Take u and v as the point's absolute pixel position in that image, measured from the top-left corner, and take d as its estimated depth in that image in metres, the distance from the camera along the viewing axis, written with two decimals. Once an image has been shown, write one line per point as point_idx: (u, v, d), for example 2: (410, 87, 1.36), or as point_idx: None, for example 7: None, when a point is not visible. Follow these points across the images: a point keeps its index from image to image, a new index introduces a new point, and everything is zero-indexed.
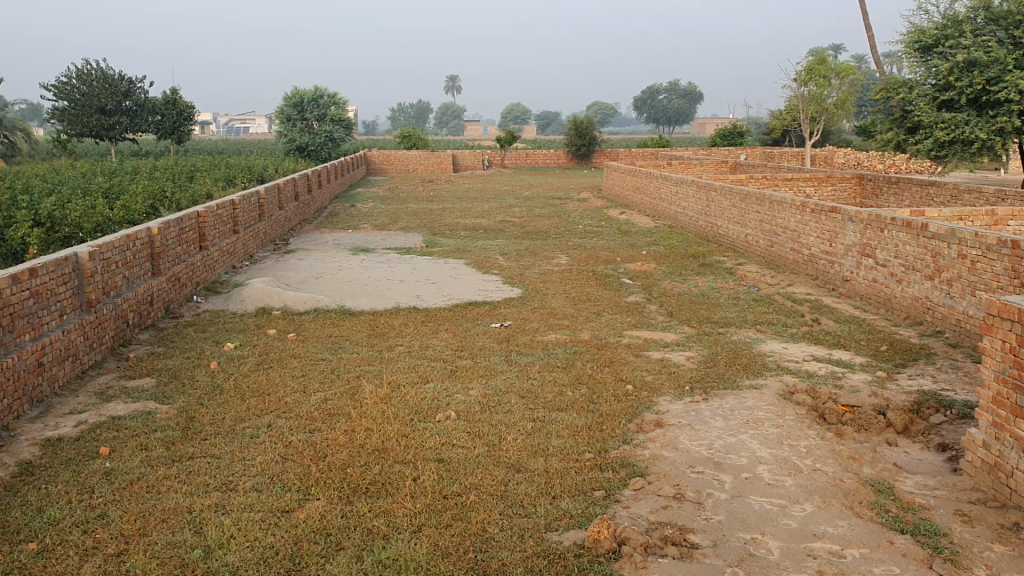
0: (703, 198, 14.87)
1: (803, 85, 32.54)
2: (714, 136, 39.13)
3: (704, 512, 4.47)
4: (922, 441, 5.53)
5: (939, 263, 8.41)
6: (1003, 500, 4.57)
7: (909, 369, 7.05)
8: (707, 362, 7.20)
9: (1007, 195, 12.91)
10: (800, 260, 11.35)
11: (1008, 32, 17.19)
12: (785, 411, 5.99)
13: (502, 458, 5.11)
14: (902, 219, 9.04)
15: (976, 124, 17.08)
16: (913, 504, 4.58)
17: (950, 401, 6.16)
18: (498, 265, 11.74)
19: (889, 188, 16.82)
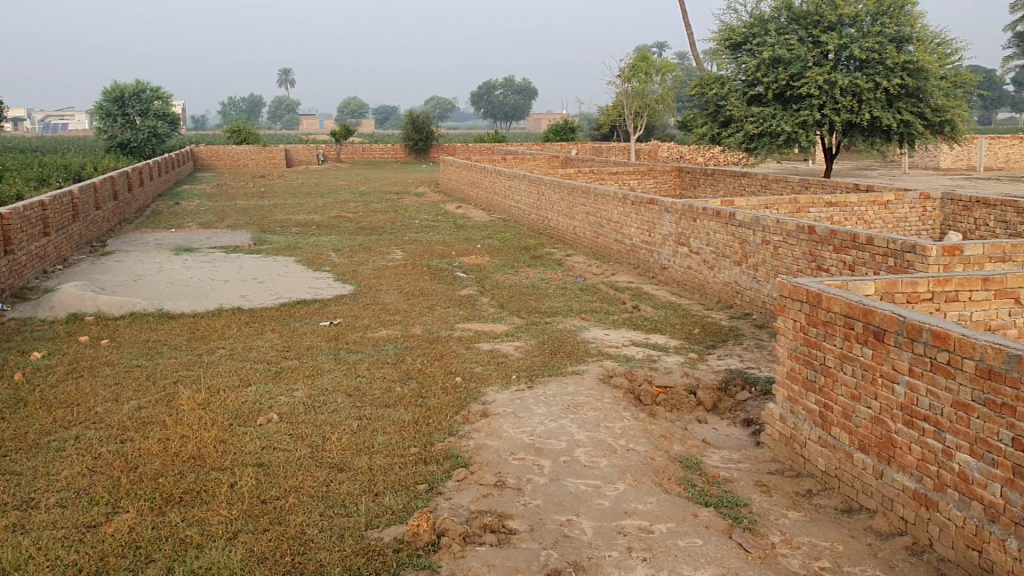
0: (534, 191, 15.15)
1: (627, 81, 33.71)
2: (548, 131, 39.86)
3: (523, 497, 4.57)
4: (729, 417, 5.98)
5: (746, 249, 8.92)
6: (799, 469, 5.17)
7: (719, 350, 7.44)
8: (532, 351, 7.36)
9: (809, 183, 13.83)
10: (623, 249, 11.75)
11: (808, 31, 18.44)
12: (604, 394, 6.21)
13: (324, 459, 5.04)
14: (712, 209, 9.51)
15: (781, 117, 18.17)
16: (717, 477, 4.99)
17: (754, 378, 6.59)
18: (329, 262, 11.56)
19: (707, 179, 17.64)
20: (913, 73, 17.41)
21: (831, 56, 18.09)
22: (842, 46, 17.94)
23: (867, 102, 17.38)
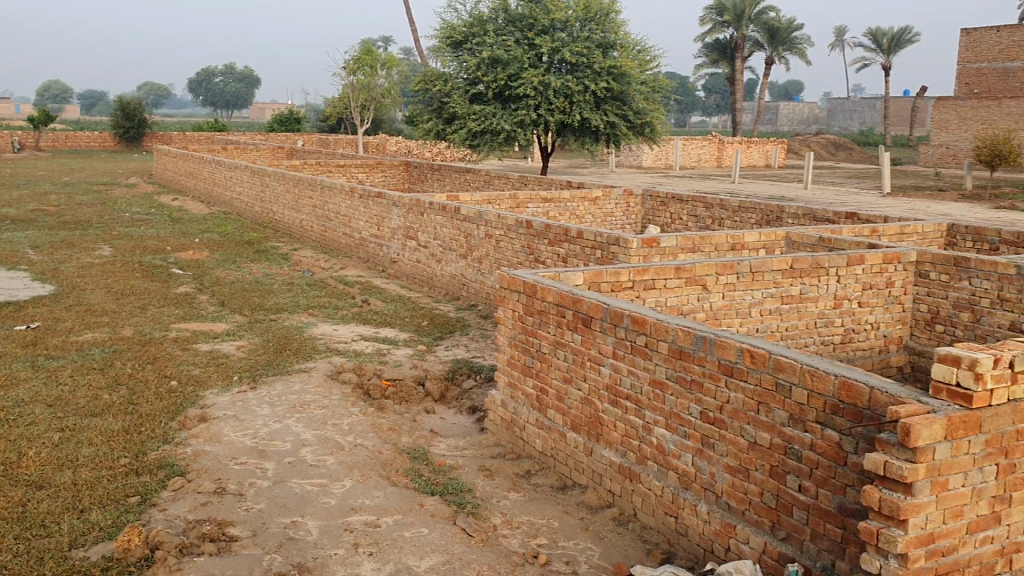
0: (258, 183, 14.70)
1: (352, 75, 33.45)
2: (273, 121, 38.74)
3: (245, 502, 4.44)
4: (456, 406, 6.19)
5: (470, 242, 9.20)
6: (518, 451, 5.50)
7: (446, 341, 7.62)
8: (257, 350, 7.14)
9: (527, 180, 14.51)
10: (351, 243, 11.69)
11: (524, 33, 19.27)
12: (332, 391, 6.16)
13: (20, 477, 4.61)
14: (438, 203, 9.71)
15: (501, 116, 18.90)
16: (443, 466, 5.15)
17: (479, 367, 6.84)
18: (26, 260, 10.52)
19: (433, 174, 17.94)
20: (616, 77, 18.83)
21: (545, 58, 19.03)
22: (554, 49, 18.95)
23: (577, 105, 18.60)
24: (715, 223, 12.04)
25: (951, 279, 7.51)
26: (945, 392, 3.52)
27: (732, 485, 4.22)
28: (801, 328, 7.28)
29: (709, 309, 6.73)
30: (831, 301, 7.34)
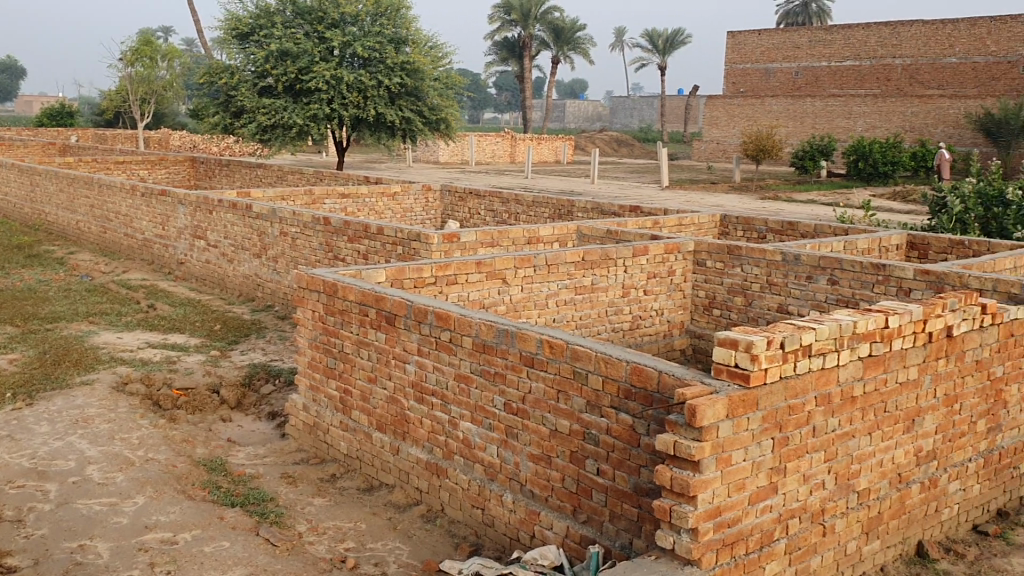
0: (26, 182, 13.57)
1: (130, 66, 31.46)
2: (40, 115, 35.81)
3: (25, 529, 4.16)
4: (254, 412, 6.09)
5: (264, 241, 8.95)
6: (323, 455, 5.56)
7: (241, 345, 7.38)
8: (31, 363, 6.60)
9: (322, 175, 14.27)
10: (133, 244, 11.04)
11: (314, 26, 18.89)
12: (118, 404, 5.83)
13: None
14: (228, 201, 9.36)
15: (292, 110, 18.46)
16: (243, 475, 5.05)
17: (277, 371, 6.71)
18: None
19: (221, 170, 17.23)
20: (410, 73, 18.88)
21: (336, 52, 18.74)
22: (345, 44, 18.68)
23: (371, 99, 18.50)
24: (511, 217, 12.27)
25: (725, 266, 8.01)
26: (725, 373, 3.77)
27: (536, 473, 4.48)
28: (593, 317, 7.59)
29: (509, 302, 6.93)
30: (620, 291, 7.71)
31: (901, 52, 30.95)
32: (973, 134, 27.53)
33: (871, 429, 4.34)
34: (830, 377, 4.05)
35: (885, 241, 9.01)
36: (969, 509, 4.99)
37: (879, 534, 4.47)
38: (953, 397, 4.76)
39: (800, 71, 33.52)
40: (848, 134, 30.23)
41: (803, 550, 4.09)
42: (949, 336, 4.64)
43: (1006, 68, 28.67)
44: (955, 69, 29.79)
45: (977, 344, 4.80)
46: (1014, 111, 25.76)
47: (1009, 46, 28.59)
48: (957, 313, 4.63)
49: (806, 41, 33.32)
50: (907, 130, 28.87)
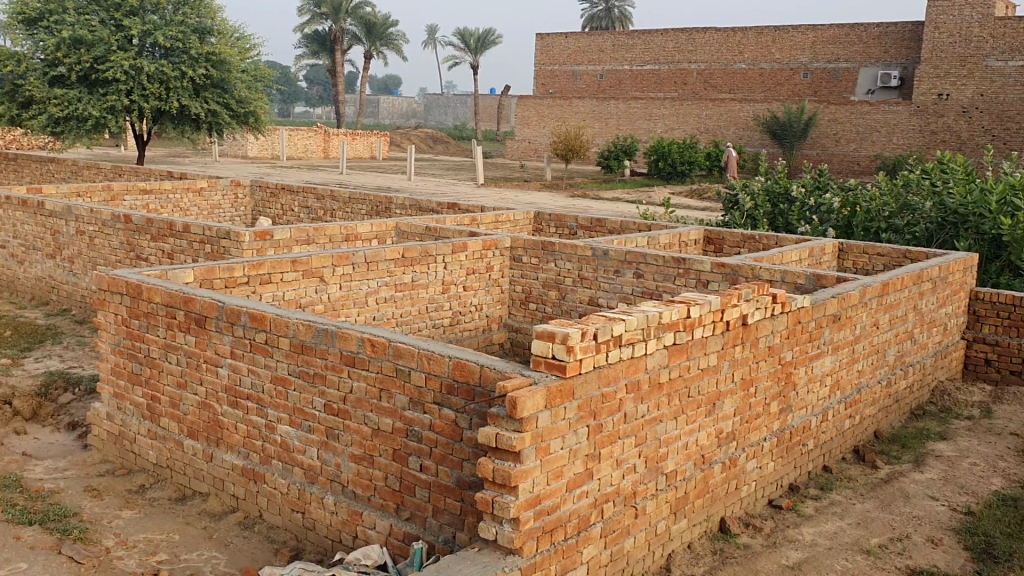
0: None
1: None
2: None
3: None
4: (51, 424, 5.80)
5: (58, 239, 8.48)
6: (129, 466, 5.32)
7: (36, 352, 6.93)
8: None
9: (121, 170, 13.53)
10: None
11: (110, 13, 17.85)
12: None
13: None
14: (17, 198, 8.75)
15: (87, 101, 17.36)
16: (41, 492, 4.87)
17: (76, 378, 6.39)
18: None
19: (7, 165, 15.99)
20: (215, 64, 18.30)
21: (135, 41, 17.89)
22: (145, 33, 17.87)
23: (174, 91, 17.78)
24: (325, 214, 12.07)
25: (540, 261, 8.20)
26: (543, 364, 3.89)
27: (357, 473, 4.47)
28: (414, 313, 7.61)
29: (327, 301, 6.86)
30: (440, 287, 7.77)
31: (695, 57, 32.62)
32: (761, 135, 29.51)
33: (677, 414, 4.59)
34: (639, 365, 4.25)
35: (685, 237, 9.55)
36: (765, 484, 5.38)
37: (685, 513, 4.73)
38: (748, 381, 5.11)
39: (605, 74, 34.77)
40: (649, 135, 31.66)
41: (617, 532, 4.27)
42: (744, 324, 4.98)
43: (788, 74, 30.87)
44: (744, 74, 31.72)
45: (768, 331, 5.19)
46: (795, 114, 27.79)
47: (791, 53, 30.81)
48: (751, 303, 4.98)
49: (610, 45, 34.60)
50: (703, 132, 30.59)
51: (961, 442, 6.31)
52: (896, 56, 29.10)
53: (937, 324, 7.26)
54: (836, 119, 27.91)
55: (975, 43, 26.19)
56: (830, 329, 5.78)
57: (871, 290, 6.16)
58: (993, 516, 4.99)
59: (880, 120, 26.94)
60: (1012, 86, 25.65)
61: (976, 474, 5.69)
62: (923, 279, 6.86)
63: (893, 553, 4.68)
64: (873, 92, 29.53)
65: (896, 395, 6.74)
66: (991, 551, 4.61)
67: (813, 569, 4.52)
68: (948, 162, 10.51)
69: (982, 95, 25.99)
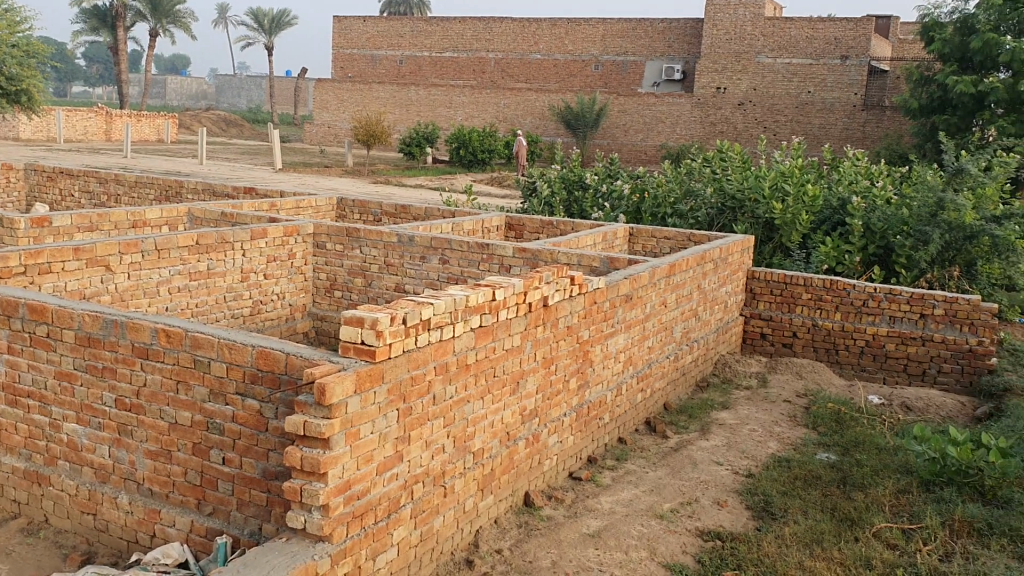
0: None
1: None
2: None
3: None
4: None
5: None
6: None
7: None
8: None
9: None
10: None
11: None
12: None
13: None
14: None
15: None
16: None
17: None
18: None
19: None
20: None
21: None
22: None
23: None
24: (110, 199, 11.40)
25: (344, 248, 8.09)
26: (351, 350, 3.86)
27: (154, 471, 4.29)
28: (210, 303, 7.33)
29: (114, 291, 6.53)
30: (239, 275, 7.54)
31: (492, 46, 33.09)
32: (555, 125, 30.64)
33: (483, 393, 4.70)
34: (447, 347, 4.32)
35: (487, 223, 9.72)
36: (566, 458, 5.60)
37: (492, 490, 4.85)
38: (549, 359, 5.30)
39: (404, 59, 34.62)
40: (449, 123, 31.91)
41: (426, 512, 4.31)
42: (545, 305, 5.17)
43: (580, 66, 31.91)
44: (539, 65, 32.50)
45: (567, 312, 5.40)
46: (588, 106, 28.94)
47: (582, 46, 31.83)
48: (551, 285, 5.17)
49: (408, 30, 34.45)
50: (501, 121, 31.20)
51: (740, 410, 6.81)
52: (678, 51, 30.71)
53: (718, 302, 7.79)
54: (626, 109, 29.41)
55: (748, 41, 27.96)
56: (623, 308, 6.09)
57: (660, 271, 6.54)
58: (770, 477, 5.43)
59: (665, 112, 28.87)
60: (781, 81, 27.56)
61: (754, 439, 6.17)
62: (705, 261, 7.35)
63: (684, 517, 5.01)
64: (658, 84, 31.05)
65: (682, 368, 7.19)
66: (768, 509, 5.02)
67: (611, 535, 4.76)
68: (726, 151, 11.24)
69: (755, 89, 27.91)
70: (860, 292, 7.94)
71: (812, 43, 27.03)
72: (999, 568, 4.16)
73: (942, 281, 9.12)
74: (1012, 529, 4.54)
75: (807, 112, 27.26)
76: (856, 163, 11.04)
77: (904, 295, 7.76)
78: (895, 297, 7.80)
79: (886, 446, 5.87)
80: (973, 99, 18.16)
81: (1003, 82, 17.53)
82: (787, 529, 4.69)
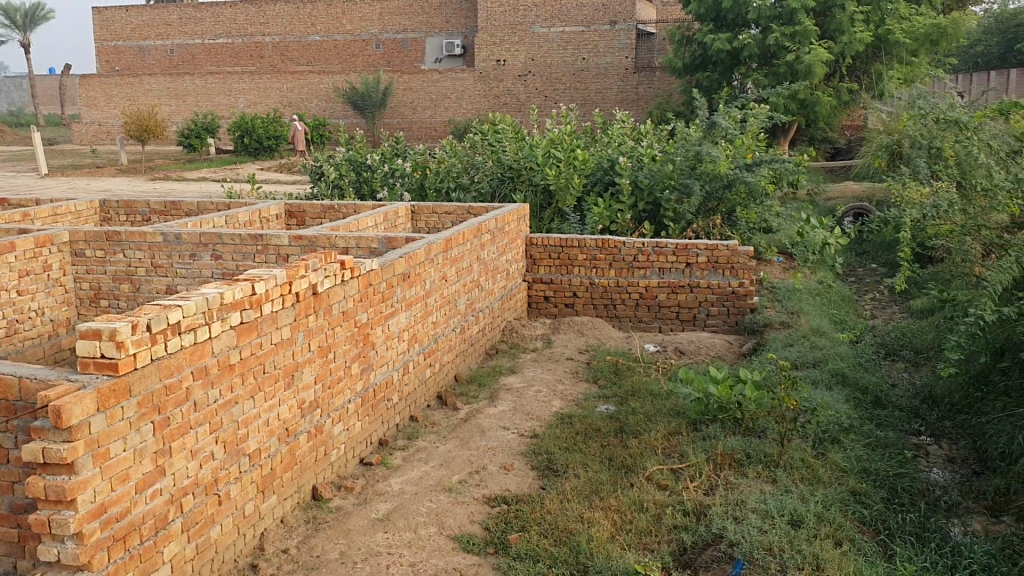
0: None
1: None
2: None
3: None
4: None
5: None
6: None
7: None
8: None
9: None
10: None
11: None
12: None
13: None
14: None
15: None
16: None
17: None
18: None
19: None
20: None
21: None
22: None
23: None
24: None
25: (105, 254, 7.58)
26: (91, 366, 3.60)
27: None
28: None
29: None
30: None
31: (268, 30, 31.98)
32: (342, 107, 30.29)
33: (253, 393, 4.55)
34: (204, 350, 4.14)
35: (265, 213, 9.39)
36: (354, 445, 5.53)
37: (273, 490, 4.72)
38: (324, 348, 5.19)
39: (174, 49, 32.96)
40: (230, 111, 30.83)
41: (199, 524, 4.14)
42: (314, 293, 5.06)
43: (361, 46, 31.48)
44: (318, 47, 31.74)
45: (340, 297, 5.32)
46: (373, 85, 29.15)
47: (360, 25, 31.33)
48: (319, 273, 5.07)
49: (176, 18, 32.73)
50: (285, 105, 30.52)
51: (526, 373, 6.99)
52: (456, 25, 30.80)
53: (500, 271, 7.92)
54: (410, 88, 29.85)
55: (521, 11, 28.35)
56: (401, 287, 6.07)
57: (435, 248, 6.56)
58: (553, 434, 5.61)
59: (449, 88, 29.40)
60: (556, 49, 28.24)
61: (540, 400, 6.33)
62: (482, 232, 7.44)
63: (472, 487, 5.08)
64: (440, 61, 31.09)
65: (469, 339, 7.28)
66: (552, 467, 5.18)
67: (400, 516, 4.75)
68: (500, 122, 11.37)
69: (533, 60, 28.51)
70: (630, 249, 8.27)
71: (582, 10, 27.78)
72: (755, 494, 4.49)
73: (707, 229, 9.73)
74: (766, 456, 4.96)
75: (583, 79, 28.11)
76: (623, 125, 11.46)
77: (670, 246, 8.17)
78: (661, 250, 8.20)
79: (659, 392, 6.20)
80: (730, 56, 19.36)
81: (753, 38, 18.79)
82: (569, 484, 4.84)
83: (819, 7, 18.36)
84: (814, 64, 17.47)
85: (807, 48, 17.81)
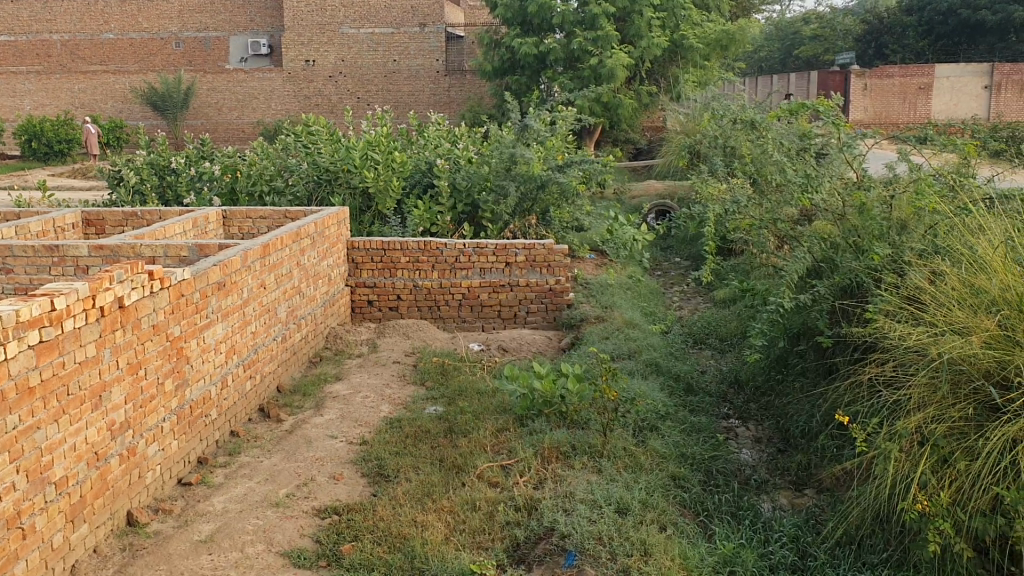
0: None
1: None
2: None
3: None
4: None
5: None
6: None
7: None
8: None
9: None
10: None
11: None
12: None
13: None
14: None
15: None
16: None
17: None
18: None
19: None
20: None
21: None
22: None
23: None
24: None
25: None
26: None
27: None
28: None
29: None
30: None
31: (55, 27, 29.69)
32: (140, 107, 29.59)
33: (56, 416, 4.23)
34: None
35: (60, 221, 8.75)
36: (171, 465, 5.26)
37: (84, 518, 4.40)
38: (134, 365, 4.90)
39: None
40: (16, 114, 29.80)
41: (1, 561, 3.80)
42: (121, 307, 4.76)
43: (159, 44, 29.61)
44: (112, 45, 29.63)
45: (149, 310, 5.03)
46: (173, 85, 28.36)
47: (159, 23, 29.50)
48: (125, 284, 4.78)
49: None
50: (78, 107, 29.59)
51: (351, 379, 6.89)
52: (261, 24, 29.62)
53: (321, 276, 7.76)
54: (214, 88, 29.40)
55: (328, 11, 27.80)
56: (216, 297, 5.82)
57: (252, 254, 6.34)
58: (382, 440, 5.54)
59: (256, 88, 28.86)
60: (366, 51, 27.96)
61: (367, 406, 6.25)
62: (300, 237, 7.26)
63: (300, 499, 4.94)
64: (246, 60, 29.74)
65: (291, 347, 7.08)
66: (383, 473, 5.12)
67: (225, 536, 4.55)
68: (313, 124, 11.12)
69: (343, 61, 28.08)
70: (451, 250, 8.30)
71: (390, 12, 27.61)
72: (583, 485, 4.61)
73: (524, 229, 9.89)
74: (590, 447, 5.11)
75: (394, 80, 27.99)
76: (438, 127, 11.48)
77: (490, 247, 8.30)
78: (482, 250, 8.30)
79: (485, 391, 6.27)
80: (536, 60, 19.82)
81: (558, 42, 19.30)
82: (401, 489, 4.81)
83: (618, 13, 19.08)
84: (615, 68, 18.18)
85: (608, 52, 18.50)
